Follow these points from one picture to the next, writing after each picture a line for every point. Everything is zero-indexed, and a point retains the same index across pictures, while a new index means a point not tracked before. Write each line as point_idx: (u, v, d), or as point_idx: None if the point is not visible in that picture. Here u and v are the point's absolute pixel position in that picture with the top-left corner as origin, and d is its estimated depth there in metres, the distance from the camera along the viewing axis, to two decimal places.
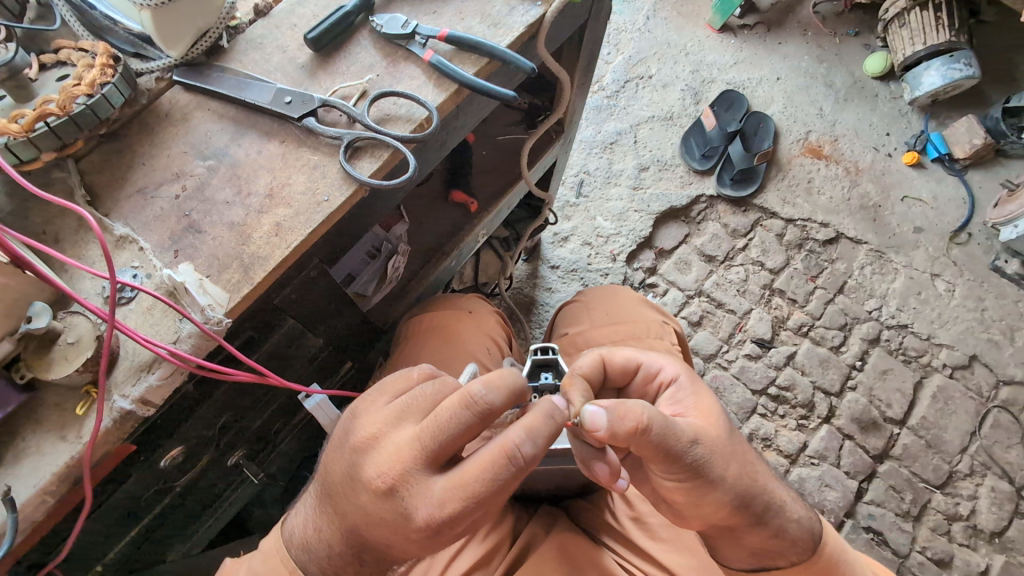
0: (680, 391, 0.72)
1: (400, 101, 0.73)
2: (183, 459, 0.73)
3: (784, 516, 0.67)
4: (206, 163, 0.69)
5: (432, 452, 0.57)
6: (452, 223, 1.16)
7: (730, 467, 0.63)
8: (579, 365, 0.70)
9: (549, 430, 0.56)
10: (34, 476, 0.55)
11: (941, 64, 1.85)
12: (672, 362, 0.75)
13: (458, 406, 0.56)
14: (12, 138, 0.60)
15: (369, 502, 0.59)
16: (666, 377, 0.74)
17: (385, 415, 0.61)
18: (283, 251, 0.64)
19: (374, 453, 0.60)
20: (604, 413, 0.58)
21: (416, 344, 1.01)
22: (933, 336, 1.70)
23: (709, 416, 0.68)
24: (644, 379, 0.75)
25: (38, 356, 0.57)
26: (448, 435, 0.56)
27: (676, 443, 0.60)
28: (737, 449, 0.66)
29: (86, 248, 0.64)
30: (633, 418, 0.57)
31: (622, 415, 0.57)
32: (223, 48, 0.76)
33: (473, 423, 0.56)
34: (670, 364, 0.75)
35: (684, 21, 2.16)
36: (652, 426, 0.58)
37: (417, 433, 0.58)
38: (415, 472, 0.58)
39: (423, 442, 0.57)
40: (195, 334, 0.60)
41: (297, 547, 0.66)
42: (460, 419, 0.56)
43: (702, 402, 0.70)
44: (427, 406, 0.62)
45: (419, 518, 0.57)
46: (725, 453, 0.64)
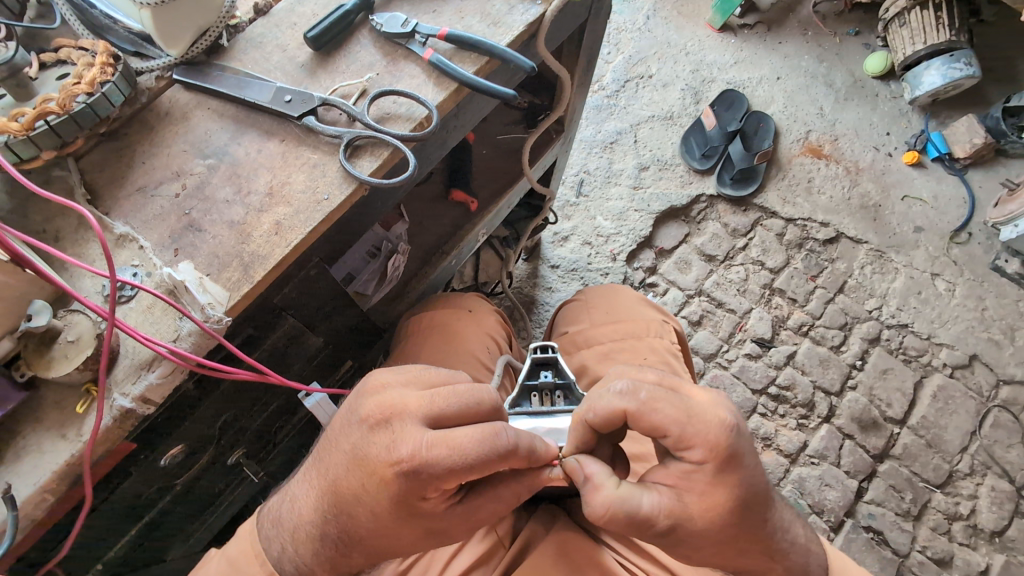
0: (699, 475, 0.60)
1: (400, 100, 0.73)
2: (183, 458, 0.73)
3: (763, 575, 0.69)
4: (206, 162, 0.69)
5: (436, 410, 0.60)
6: (452, 223, 1.16)
7: (702, 549, 0.64)
8: (594, 411, 0.61)
9: (529, 442, 0.61)
10: (35, 474, 0.55)
11: (942, 64, 1.85)
12: (710, 443, 0.59)
13: (475, 384, 0.62)
14: (12, 137, 0.60)
15: (358, 441, 0.60)
16: (693, 455, 0.60)
17: (399, 376, 0.65)
18: (283, 249, 0.64)
19: (377, 397, 0.62)
20: (582, 479, 0.62)
21: (416, 343, 1.02)
22: (933, 336, 1.69)
23: (712, 509, 0.61)
24: (672, 444, 0.61)
25: (38, 354, 0.57)
26: (457, 401, 0.60)
27: (646, 530, 0.61)
28: (727, 537, 0.63)
29: (86, 247, 0.64)
30: (595, 509, 0.60)
31: (589, 501, 0.60)
32: (223, 47, 0.76)
33: (479, 404, 0.61)
34: (708, 444, 0.59)
35: (685, 21, 2.16)
36: (614, 521, 0.59)
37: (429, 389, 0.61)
38: (411, 420, 0.59)
39: (431, 394, 0.60)
40: (195, 332, 0.60)
41: (268, 526, 0.69)
42: (473, 393, 0.61)
43: (712, 498, 0.60)
44: (433, 381, 0.65)
45: (400, 456, 0.57)
46: (702, 541, 0.63)
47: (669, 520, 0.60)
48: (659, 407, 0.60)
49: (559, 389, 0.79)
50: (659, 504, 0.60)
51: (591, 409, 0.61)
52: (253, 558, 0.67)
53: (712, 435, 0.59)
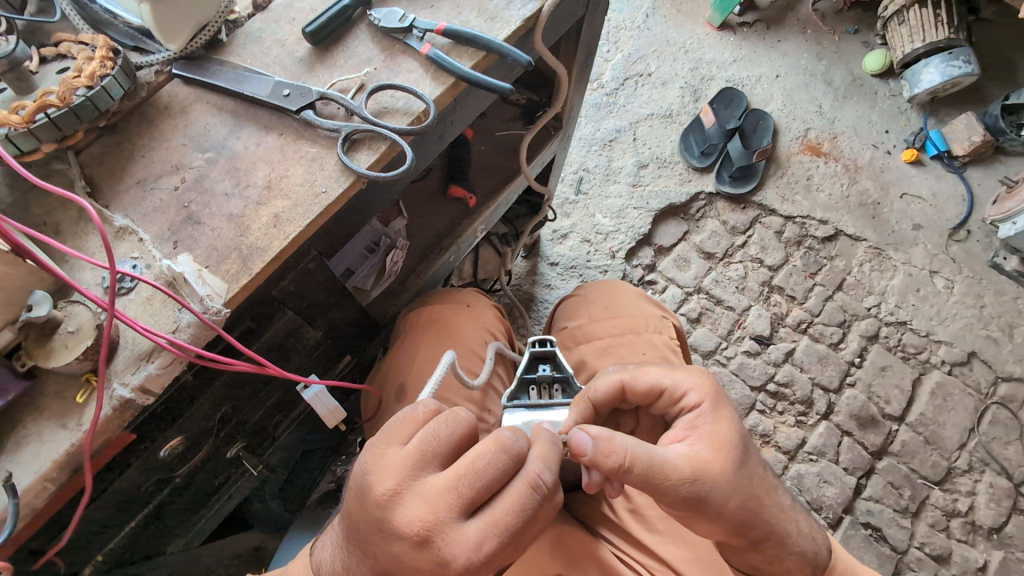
0: (701, 418, 0.71)
1: (398, 94, 0.74)
2: (183, 450, 0.74)
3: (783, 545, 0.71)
4: (205, 155, 0.70)
5: (465, 499, 0.58)
6: (450, 219, 1.17)
7: (727, 504, 0.66)
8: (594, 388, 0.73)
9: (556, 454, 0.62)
10: (35, 463, 0.55)
11: (941, 62, 1.86)
12: (697, 386, 0.73)
13: (494, 449, 0.59)
14: (12, 130, 0.61)
15: (402, 554, 0.59)
16: (688, 403, 0.73)
17: (403, 460, 0.60)
18: (282, 242, 0.65)
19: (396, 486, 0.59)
20: (590, 444, 0.64)
21: (414, 337, 1.02)
22: (932, 333, 1.70)
23: (719, 447, 0.69)
24: (668, 401, 0.74)
25: (37, 344, 0.57)
26: (483, 480, 0.58)
27: (669, 477, 0.64)
28: (744, 486, 0.68)
29: (86, 239, 0.65)
30: (616, 457, 0.63)
31: (607, 452, 0.63)
32: (222, 42, 0.77)
33: (506, 465, 0.59)
34: (696, 387, 0.73)
35: (684, 19, 2.17)
36: (635, 464, 0.64)
37: (449, 477, 0.59)
38: (447, 519, 0.58)
39: (458, 483, 0.58)
40: (194, 324, 0.61)
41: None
42: (497, 463, 0.58)
43: (719, 434, 0.69)
44: (442, 445, 0.61)
45: (454, 561, 0.57)
46: (725, 492, 0.66)
47: (689, 465, 0.65)
48: (648, 370, 0.75)
49: (558, 383, 0.80)
50: (674, 450, 0.67)
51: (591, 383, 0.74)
52: None
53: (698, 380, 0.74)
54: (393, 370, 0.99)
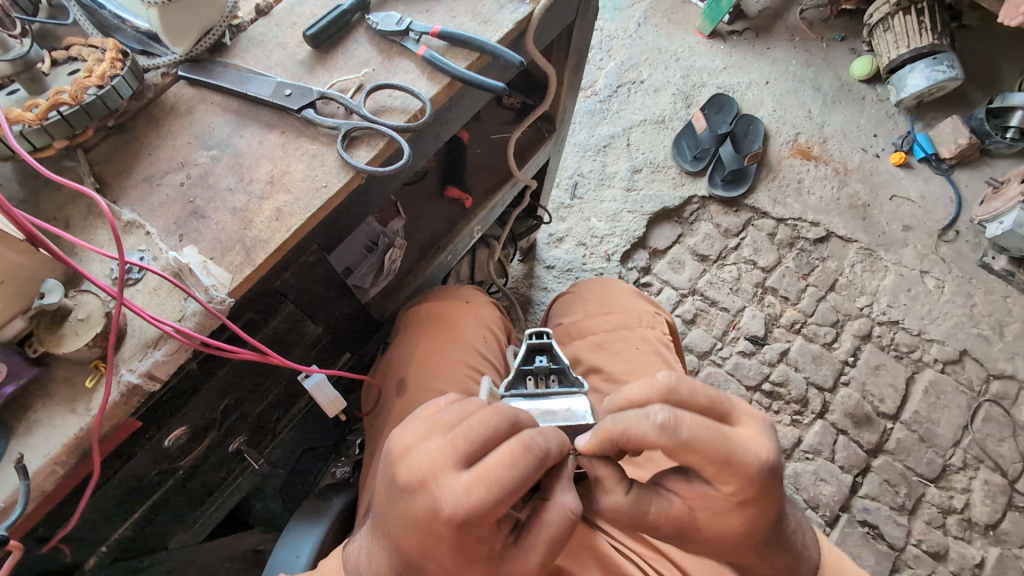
0: (723, 503, 0.65)
1: (395, 93, 0.77)
2: (186, 440, 0.75)
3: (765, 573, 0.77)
4: (210, 153, 0.72)
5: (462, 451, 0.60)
6: (447, 219, 1.19)
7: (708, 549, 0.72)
8: (625, 438, 0.62)
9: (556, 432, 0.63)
10: (46, 446, 0.57)
11: (925, 67, 1.90)
12: (737, 479, 0.62)
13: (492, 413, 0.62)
14: (27, 127, 0.63)
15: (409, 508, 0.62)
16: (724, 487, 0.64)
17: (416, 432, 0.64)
18: (283, 234, 0.67)
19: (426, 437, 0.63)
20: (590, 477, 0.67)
21: (413, 331, 1.05)
22: (923, 332, 1.72)
23: (721, 526, 0.67)
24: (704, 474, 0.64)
25: (49, 331, 0.59)
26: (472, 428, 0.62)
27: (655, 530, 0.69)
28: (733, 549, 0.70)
29: (96, 233, 0.67)
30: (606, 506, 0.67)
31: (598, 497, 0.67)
32: (226, 45, 0.80)
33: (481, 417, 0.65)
34: (738, 481, 0.62)
35: (674, 28, 2.22)
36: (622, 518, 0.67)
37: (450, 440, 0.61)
38: (443, 472, 0.60)
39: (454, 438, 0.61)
40: (199, 312, 0.63)
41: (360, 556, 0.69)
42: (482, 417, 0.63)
43: (728, 519, 0.66)
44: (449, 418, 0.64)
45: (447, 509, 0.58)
46: (709, 545, 0.70)
47: (673, 527, 0.68)
48: (698, 449, 0.61)
49: (554, 374, 0.81)
50: (669, 513, 0.67)
51: (625, 431, 0.62)
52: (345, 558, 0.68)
53: (746, 474, 0.62)
54: (393, 362, 1.01)
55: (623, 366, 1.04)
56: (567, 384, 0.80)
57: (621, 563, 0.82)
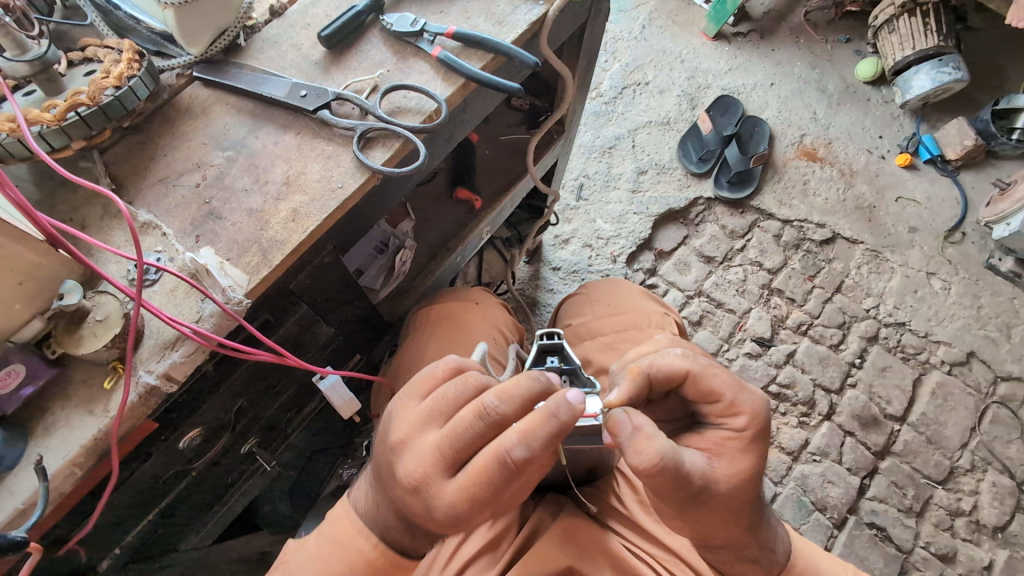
0: (735, 440, 0.70)
1: (410, 94, 0.77)
2: (201, 442, 0.75)
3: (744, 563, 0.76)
4: (225, 154, 0.72)
5: (450, 457, 0.61)
6: (456, 220, 1.19)
7: (711, 518, 0.69)
8: (656, 366, 0.69)
9: (549, 430, 0.57)
10: (64, 448, 0.57)
11: (931, 68, 1.90)
12: (749, 413, 0.70)
13: (473, 415, 0.59)
14: (45, 127, 0.61)
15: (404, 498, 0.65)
16: (738, 423, 0.70)
17: (415, 417, 0.65)
18: (300, 235, 0.68)
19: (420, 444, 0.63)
20: (628, 430, 0.62)
21: (424, 333, 1.05)
22: (931, 333, 1.72)
23: (735, 476, 0.68)
24: (718, 412, 0.71)
25: (68, 332, 0.59)
26: (465, 439, 0.60)
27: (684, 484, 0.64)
28: (736, 511, 0.69)
29: (112, 234, 0.68)
30: (647, 457, 0.61)
31: (637, 450, 0.61)
32: (241, 46, 0.80)
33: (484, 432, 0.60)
34: (749, 413, 0.70)
35: (679, 29, 2.22)
36: (661, 471, 0.61)
37: (441, 437, 0.61)
38: (434, 476, 0.62)
39: (445, 444, 0.61)
40: (217, 314, 0.63)
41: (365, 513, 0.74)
42: (475, 428, 0.59)
43: (740, 463, 0.68)
44: (451, 403, 0.64)
45: (437, 512, 0.62)
46: (720, 507, 0.68)
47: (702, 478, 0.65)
48: (715, 375, 0.70)
49: (566, 374, 0.81)
50: (693, 460, 0.65)
51: (652, 362, 0.69)
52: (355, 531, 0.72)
53: (755, 408, 0.70)
54: (404, 364, 1.01)
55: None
56: (581, 384, 0.80)
57: (636, 565, 0.82)
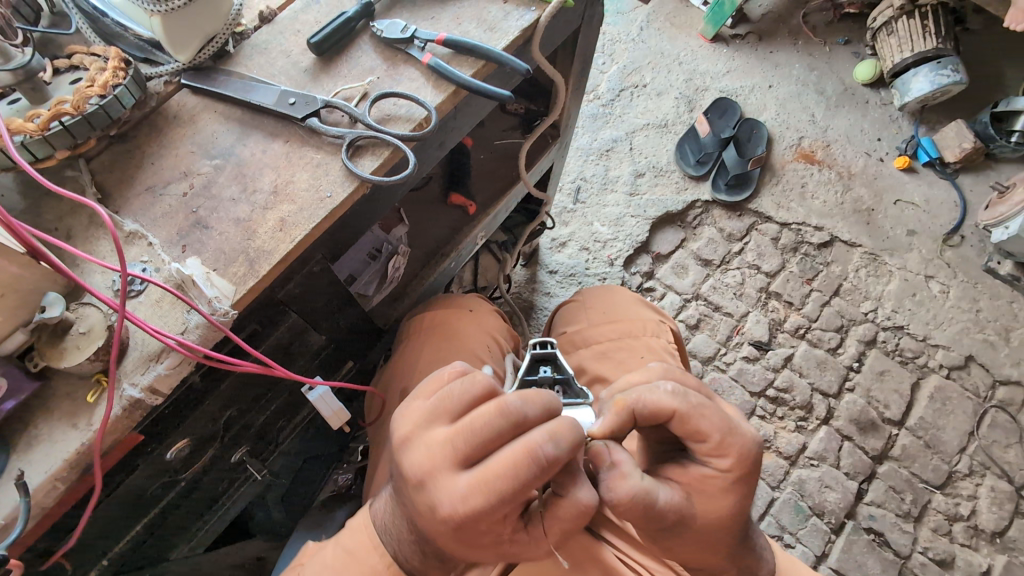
0: (717, 480, 0.67)
1: (400, 101, 0.76)
2: (189, 452, 0.74)
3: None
4: (213, 162, 0.72)
5: (461, 454, 0.59)
6: (451, 225, 1.19)
7: (685, 545, 0.70)
8: (642, 404, 0.65)
9: (572, 436, 0.59)
10: (47, 462, 0.56)
11: (930, 70, 1.89)
12: (738, 455, 0.66)
13: (493, 412, 0.59)
14: (28, 137, 0.60)
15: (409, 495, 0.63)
16: (722, 464, 0.66)
17: (422, 413, 0.63)
18: (287, 245, 0.67)
19: (428, 439, 0.61)
20: (605, 468, 0.63)
21: (417, 341, 1.04)
22: (929, 337, 1.71)
23: (711, 513, 0.68)
24: (705, 450, 0.67)
25: (51, 345, 0.58)
26: (480, 438, 0.59)
27: (659, 517, 0.64)
28: (712, 540, 0.70)
29: (98, 244, 0.67)
30: (620, 495, 0.61)
31: (613, 488, 0.61)
32: (229, 53, 0.79)
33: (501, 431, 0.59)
34: (737, 455, 0.66)
35: (677, 31, 2.21)
36: (633, 508, 0.62)
37: (451, 431, 0.60)
38: (443, 470, 0.59)
39: (457, 438, 0.59)
40: (202, 325, 0.63)
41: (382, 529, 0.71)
42: (493, 424, 0.59)
43: (719, 502, 0.67)
44: (460, 401, 0.62)
45: (443, 510, 0.59)
46: (694, 536, 0.69)
47: (677, 513, 0.65)
48: (706, 415, 0.65)
49: (558, 384, 0.81)
50: (671, 498, 0.65)
51: (639, 399, 0.65)
52: (372, 549, 0.70)
53: (745, 450, 0.66)
54: (396, 372, 1.01)
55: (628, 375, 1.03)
56: (573, 394, 0.80)
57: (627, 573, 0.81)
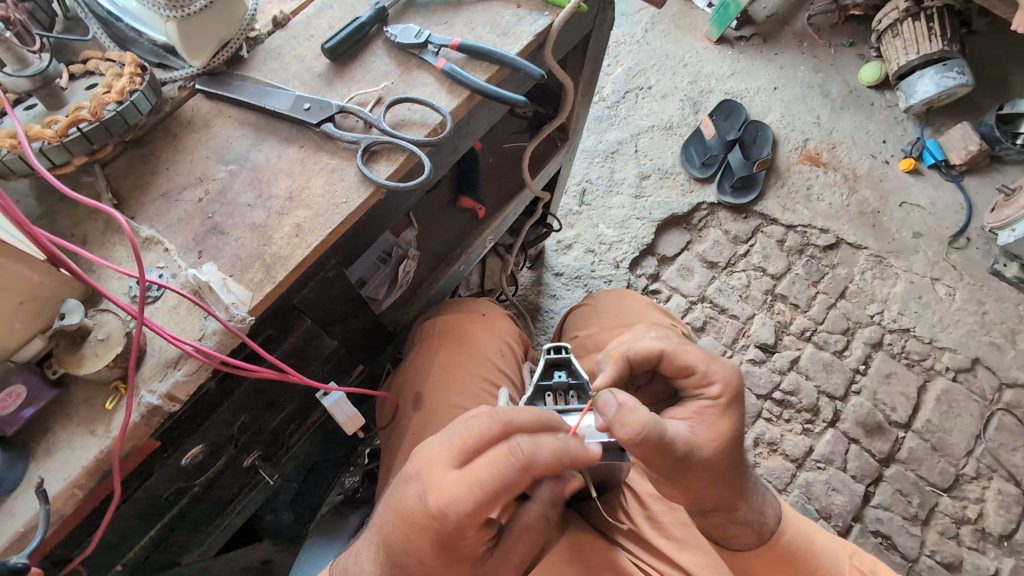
0: (711, 409, 0.73)
1: (414, 107, 0.76)
2: (203, 458, 0.74)
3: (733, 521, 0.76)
4: (228, 168, 0.72)
5: (457, 451, 0.62)
6: (460, 229, 1.19)
7: (699, 483, 0.71)
8: (633, 349, 0.77)
9: (555, 444, 0.61)
10: (65, 470, 0.56)
11: (935, 73, 1.90)
12: (721, 378, 0.74)
13: (487, 419, 0.63)
14: (46, 144, 0.60)
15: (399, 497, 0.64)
16: (711, 392, 0.74)
17: (437, 436, 0.65)
18: (304, 251, 0.67)
19: (432, 443, 0.64)
20: (614, 407, 0.65)
21: (430, 346, 1.04)
22: (935, 340, 1.71)
23: (717, 438, 0.71)
24: (693, 384, 0.76)
25: (69, 352, 0.57)
26: (473, 439, 0.62)
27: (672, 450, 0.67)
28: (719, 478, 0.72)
29: (114, 250, 0.67)
30: (631, 428, 0.63)
31: (624, 421, 0.64)
32: (243, 58, 0.79)
33: (492, 434, 0.62)
34: (722, 380, 0.74)
35: (682, 34, 2.21)
36: (647, 438, 0.64)
37: (448, 440, 0.63)
38: (438, 468, 0.62)
39: (454, 441, 0.63)
40: (219, 331, 0.62)
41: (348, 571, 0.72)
42: (486, 426, 0.63)
43: (720, 429, 0.72)
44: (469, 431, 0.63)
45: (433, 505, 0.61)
46: (704, 472, 0.70)
47: (685, 442, 0.69)
48: (682, 353, 0.77)
49: (572, 390, 0.81)
50: (676, 431, 0.69)
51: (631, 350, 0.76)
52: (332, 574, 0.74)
53: (726, 376, 0.75)
54: (409, 378, 1.01)
55: None
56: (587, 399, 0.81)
57: None
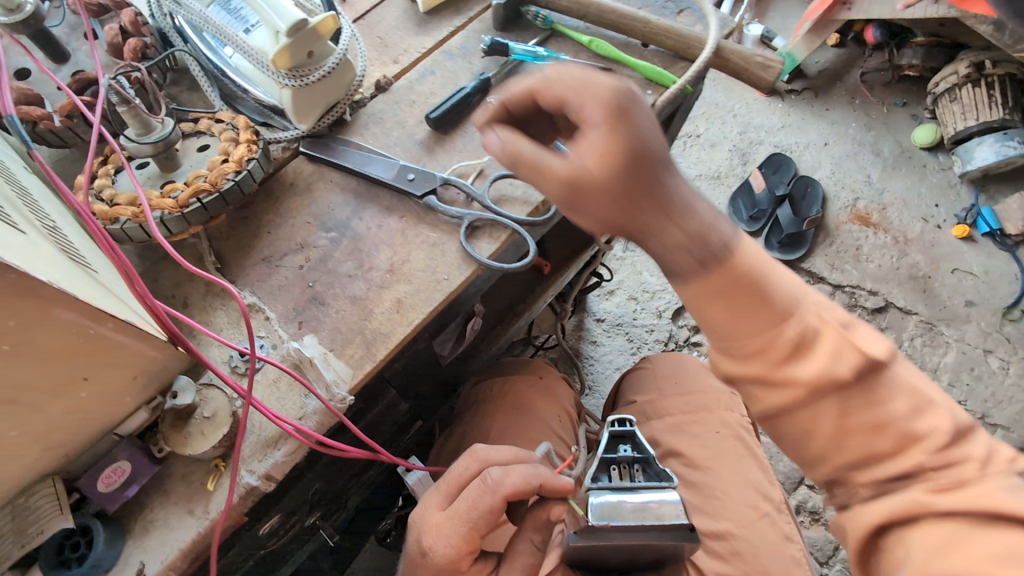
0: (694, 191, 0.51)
1: (516, 182, 0.75)
2: (278, 526, 0.73)
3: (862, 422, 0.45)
4: (329, 235, 0.71)
5: (444, 492, 0.67)
6: (524, 284, 1.17)
7: (721, 271, 0.47)
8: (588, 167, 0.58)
9: (525, 473, 0.64)
10: (162, 552, 0.55)
11: (994, 141, 1.82)
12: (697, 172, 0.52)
13: (465, 459, 0.68)
14: (167, 213, 0.61)
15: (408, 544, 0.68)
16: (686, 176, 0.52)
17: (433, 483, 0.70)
18: (404, 328, 0.66)
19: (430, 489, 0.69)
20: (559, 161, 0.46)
21: (488, 410, 1.02)
22: (987, 415, 1.65)
23: (707, 223, 0.48)
24: None
25: (173, 430, 0.56)
26: (453, 478, 0.68)
27: (646, 212, 0.47)
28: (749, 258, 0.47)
29: (214, 315, 0.66)
30: (596, 162, 0.46)
31: (596, 156, 0.46)
32: (347, 122, 0.79)
33: (468, 472, 0.67)
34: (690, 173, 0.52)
35: (734, 85, 2.22)
36: (617, 165, 0.46)
37: (438, 484, 0.69)
38: (425, 508, 0.67)
39: (441, 484, 0.68)
40: (320, 410, 0.62)
41: None
42: (464, 467, 0.68)
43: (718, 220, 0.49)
44: (455, 473, 0.68)
45: (425, 545, 0.64)
46: (730, 279, 0.47)
47: (680, 204, 0.48)
48: None
49: (637, 463, 0.68)
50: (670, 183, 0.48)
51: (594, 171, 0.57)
52: None
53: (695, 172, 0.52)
54: (467, 442, 0.99)
55: (705, 452, 0.91)
56: (658, 478, 0.65)
57: None
